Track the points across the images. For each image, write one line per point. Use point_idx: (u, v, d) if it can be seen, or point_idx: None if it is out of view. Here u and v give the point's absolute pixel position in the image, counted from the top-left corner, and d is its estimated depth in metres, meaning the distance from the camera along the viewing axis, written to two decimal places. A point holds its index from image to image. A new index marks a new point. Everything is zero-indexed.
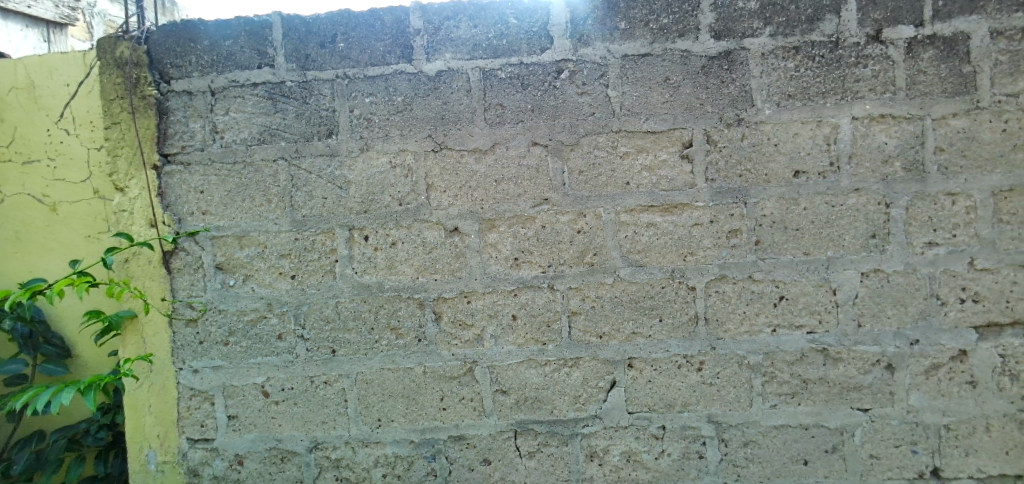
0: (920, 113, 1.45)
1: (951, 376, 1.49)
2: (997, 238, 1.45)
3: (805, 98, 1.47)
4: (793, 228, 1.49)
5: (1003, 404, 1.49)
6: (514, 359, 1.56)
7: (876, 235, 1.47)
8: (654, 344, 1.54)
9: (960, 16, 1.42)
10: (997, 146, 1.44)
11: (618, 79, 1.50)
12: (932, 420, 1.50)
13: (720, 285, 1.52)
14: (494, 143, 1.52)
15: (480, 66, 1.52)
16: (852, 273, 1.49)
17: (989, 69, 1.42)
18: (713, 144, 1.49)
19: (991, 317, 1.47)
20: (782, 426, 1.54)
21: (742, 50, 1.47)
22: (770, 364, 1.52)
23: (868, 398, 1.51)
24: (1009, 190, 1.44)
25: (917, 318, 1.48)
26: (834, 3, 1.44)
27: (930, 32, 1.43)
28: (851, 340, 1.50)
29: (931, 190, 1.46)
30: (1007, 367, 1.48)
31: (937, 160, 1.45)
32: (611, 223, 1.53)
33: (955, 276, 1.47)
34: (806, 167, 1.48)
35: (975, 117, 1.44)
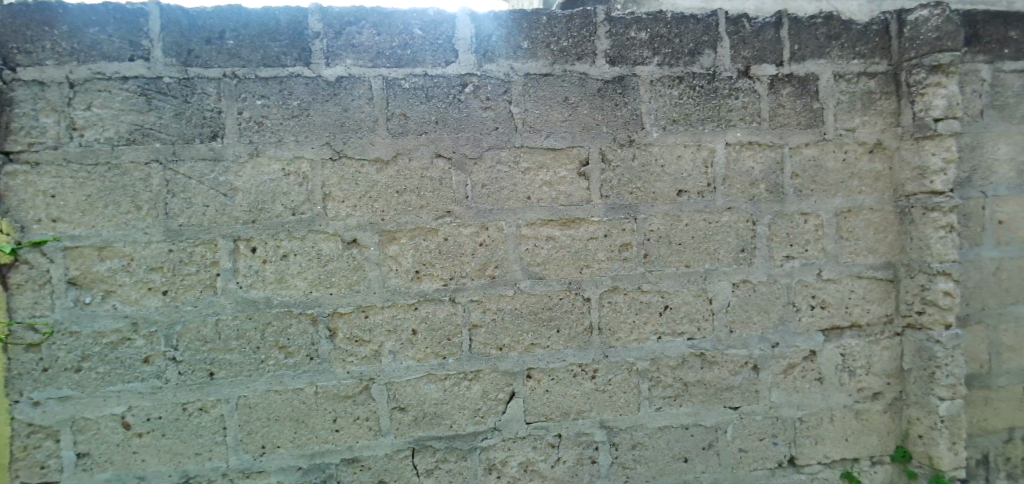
0: (780, 142, 1.64)
1: (805, 374, 1.69)
2: (839, 253, 1.68)
3: (687, 124, 1.60)
4: (676, 243, 1.62)
5: (845, 397, 1.71)
6: (413, 374, 1.53)
7: (745, 249, 1.64)
8: (552, 354, 1.59)
9: (811, 60, 1.63)
10: (839, 173, 1.66)
11: (520, 96, 1.54)
12: (790, 414, 1.69)
13: (613, 296, 1.60)
14: (395, 153, 1.49)
15: (383, 75, 1.48)
16: (726, 284, 1.64)
17: (833, 106, 1.65)
18: (607, 163, 1.58)
19: (836, 321, 1.69)
20: (666, 427, 1.64)
21: (633, 76, 1.58)
22: (656, 369, 1.63)
23: (739, 397, 1.67)
24: (848, 211, 1.67)
25: (778, 323, 1.67)
26: (712, 40, 1.60)
27: (788, 71, 1.63)
28: (724, 345, 1.66)
29: (788, 210, 1.65)
30: (847, 365, 1.70)
31: (793, 184, 1.65)
32: (512, 236, 1.56)
33: (807, 286, 1.67)
34: (687, 187, 1.61)
35: (822, 147, 1.65)
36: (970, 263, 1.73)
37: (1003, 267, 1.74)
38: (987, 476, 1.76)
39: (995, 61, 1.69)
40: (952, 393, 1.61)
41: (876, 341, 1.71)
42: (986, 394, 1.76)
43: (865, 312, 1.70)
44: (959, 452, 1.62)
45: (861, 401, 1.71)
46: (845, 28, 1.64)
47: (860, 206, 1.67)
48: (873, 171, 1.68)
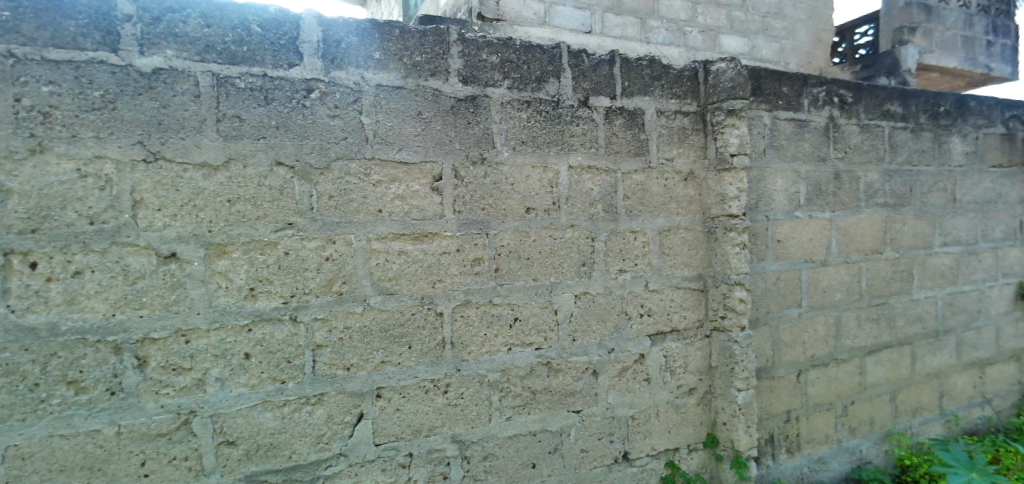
0: (614, 167, 1.82)
1: (635, 376, 1.88)
2: (662, 266, 1.91)
3: (534, 146, 1.70)
4: (525, 257, 1.70)
5: (668, 394, 1.93)
6: (245, 403, 1.38)
7: (585, 263, 1.78)
8: (402, 371, 1.55)
9: (638, 95, 1.85)
10: (661, 197, 1.90)
11: (371, 107, 1.50)
12: (623, 413, 1.86)
13: (464, 310, 1.62)
14: (227, 158, 1.35)
15: (212, 71, 1.34)
16: (568, 296, 1.76)
17: (656, 138, 1.88)
18: (459, 180, 1.61)
19: (659, 327, 1.91)
20: (515, 436, 1.70)
21: (485, 97, 1.64)
22: (506, 380, 1.68)
23: (580, 401, 1.79)
24: (669, 230, 1.91)
25: (613, 330, 1.84)
26: (556, 70, 1.73)
27: (621, 104, 1.82)
28: (568, 353, 1.77)
29: (622, 228, 1.84)
30: (669, 365, 1.93)
31: (625, 205, 1.84)
32: (361, 250, 1.50)
33: (637, 296, 1.87)
34: (535, 204, 1.71)
35: (647, 174, 1.87)
36: (758, 275, 2.09)
37: (780, 278, 2.14)
38: (772, 452, 2.12)
39: (773, 110, 2.08)
40: (747, 384, 1.92)
41: (691, 343, 1.96)
42: (771, 383, 2.13)
43: (682, 318, 1.95)
44: (751, 434, 1.93)
45: (680, 396, 1.95)
46: (664, 71, 1.89)
47: (677, 226, 1.93)
48: (687, 196, 1.95)
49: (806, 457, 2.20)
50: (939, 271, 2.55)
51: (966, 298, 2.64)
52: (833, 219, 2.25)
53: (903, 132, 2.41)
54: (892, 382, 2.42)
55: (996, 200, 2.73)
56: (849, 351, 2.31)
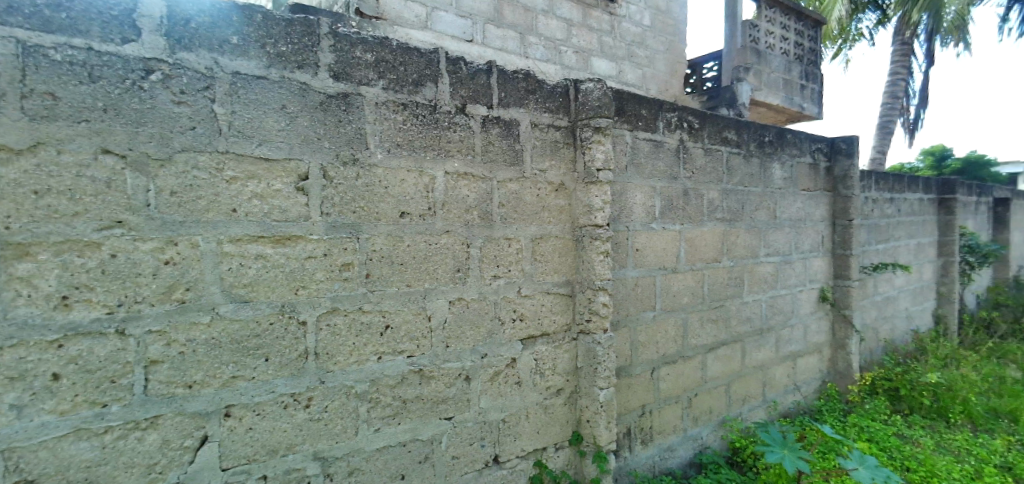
0: (490, 175, 1.85)
1: (507, 380, 1.92)
2: (534, 272, 1.98)
3: (410, 149, 1.67)
4: (398, 263, 1.66)
5: (537, 396, 2.00)
6: (52, 433, 1.16)
7: (460, 269, 1.79)
8: (258, 386, 1.42)
9: (514, 107, 1.90)
10: (534, 206, 1.97)
11: (226, 96, 1.36)
12: (495, 417, 1.89)
13: (331, 318, 1.54)
14: (35, 142, 1.14)
15: (16, 37, 1.12)
16: (442, 302, 1.75)
17: (530, 149, 1.95)
18: (328, 180, 1.52)
19: (530, 331, 1.98)
20: (383, 448, 1.64)
21: (358, 96, 1.57)
22: (375, 390, 1.62)
23: (452, 407, 1.79)
24: (540, 238, 1.99)
25: (486, 336, 1.86)
26: (433, 74, 1.71)
27: (497, 114, 1.86)
28: (440, 360, 1.76)
29: (496, 235, 1.88)
30: (539, 368, 2.01)
31: (500, 213, 1.88)
32: (210, 254, 1.35)
33: (509, 302, 1.92)
34: (409, 209, 1.68)
35: (521, 183, 1.94)
36: (619, 281, 2.26)
37: (638, 284, 2.34)
38: (629, 444, 2.30)
39: (634, 130, 2.27)
40: (608, 383, 2.06)
41: (560, 346, 2.06)
42: (628, 380, 2.31)
43: (552, 322, 2.03)
44: (611, 429, 2.08)
45: (549, 397, 2.04)
46: (538, 86, 1.97)
47: (549, 234, 2.01)
48: (558, 206, 2.04)
49: (658, 447, 2.43)
50: (763, 277, 2.98)
51: (783, 301, 3.11)
52: (682, 231, 2.52)
53: (737, 157, 2.78)
54: (727, 375, 2.77)
55: (805, 218, 3.26)
56: (694, 349, 2.59)
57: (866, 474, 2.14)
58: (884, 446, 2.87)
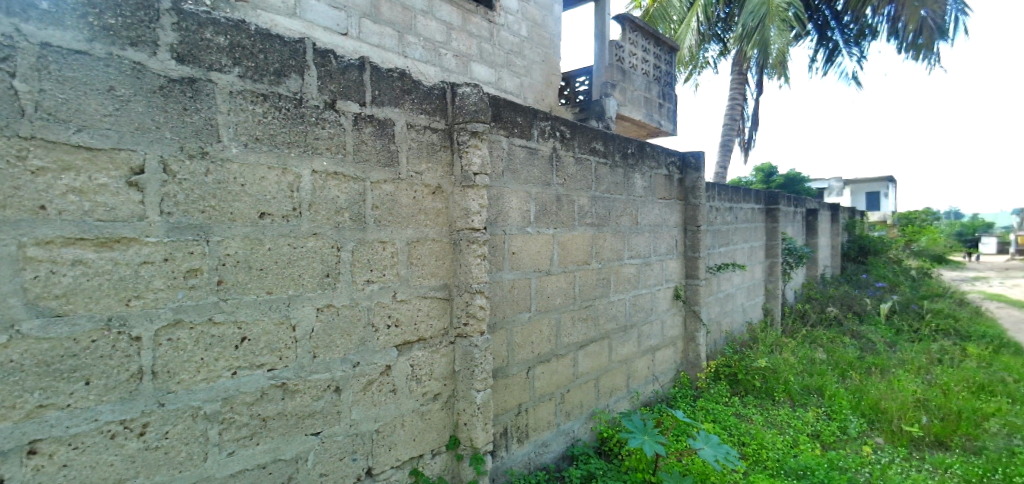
0: (362, 175, 1.77)
1: (381, 388, 1.85)
2: (410, 276, 1.93)
3: (271, 144, 1.54)
4: (257, 268, 1.51)
5: (413, 403, 1.95)
6: None
7: (329, 274, 1.69)
8: (75, 415, 1.21)
9: (389, 106, 1.84)
10: (410, 208, 1.92)
11: (31, 70, 1.15)
12: (367, 429, 1.81)
13: (174, 332, 1.36)
14: None
15: None
16: (309, 309, 1.64)
17: (405, 150, 1.90)
18: (169, 175, 1.34)
19: (406, 337, 1.92)
20: (238, 473, 1.49)
21: (207, 82, 1.41)
22: (228, 410, 1.46)
23: (320, 421, 1.67)
24: (417, 241, 1.95)
25: (358, 344, 1.77)
26: (298, 65, 1.60)
27: (370, 112, 1.79)
28: (306, 371, 1.64)
29: (369, 238, 1.80)
30: (415, 374, 1.96)
31: (373, 215, 1.81)
32: (8, 259, 1.13)
33: (383, 307, 1.85)
34: (270, 209, 1.54)
35: (396, 185, 1.88)
36: (495, 284, 2.30)
37: (514, 286, 2.39)
38: (505, 443, 2.34)
39: (510, 136, 2.33)
40: (484, 385, 2.08)
41: (437, 350, 2.03)
42: (505, 381, 2.36)
43: (428, 327, 2.00)
44: (488, 430, 2.10)
45: (426, 403, 2.00)
46: (414, 86, 1.93)
47: (425, 237, 1.98)
48: (435, 208, 2.01)
49: (533, 443, 2.51)
50: (627, 278, 3.23)
51: (644, 299, 3.39)
52: (555, 235, 2.63)
53: (604, 167, 2.99)
54: (596, 370, 2.94)
55: (661, 224, 3.59)
56: (566, 347, 2.72)
57: (710, 452, 2.41)
58: (724, 425, 3.27)
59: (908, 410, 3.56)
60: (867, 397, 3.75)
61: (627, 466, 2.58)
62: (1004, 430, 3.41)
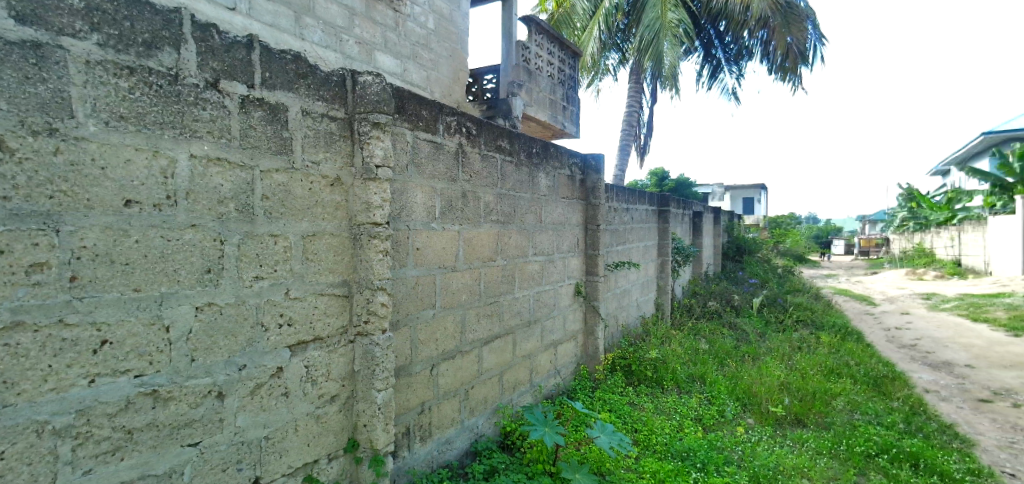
0: (251, 163, 1.64)
1: (271, 392, 1.72)
2: (305, 273, 1.82)
3: (140, 124, 1.38)
4: (122, 263, 1.35)
5: (307, 406, 1.84)
6: None
7: (211, 270, 1.54)
8: None
9: (281, 90, 1.73)
10: (305, 200, 1.81)
11: None
12: (255, 436, 1.68)
13: (12, 336, 1.19)
14: None
15: None
16: (186, 308, 1.49)
17: (300, 138, 1.79)
18: (7, 153, 1.17)
19: (299, 337, 1.81)
20: None
21: (57, 48, 1.25)
22: (84, 423, 1.30)
23: (199, 431, 1.53)
24: (313, 235, 1.84)
25: (245, 345, 1.64)
26: (173, 38, 1.45)
27: (260, 95, 1.66)
28: (183, 377, 1.49)
29: (258, 231, 1.67)
30: (310, 375, 1.85)
31: (263, 206, 1.68)
32: None
33: (274, 305, 1.72)
34: (138, 197, 1.38)
35: (290, 175, 1.76)
36: (399, 280, 2.24)
37: (418, 282, 2.35)
38: (407, 443, 2.29)
39: (414, 130, 2.28)
40: (386, 384, 2.01)
41: (334, 350, 1.93)
42: (407, 379, 2.30)
43: (325, 326, 1.90)
44: (388, 431, 2.02)
45: (322, 406, 1.89)
46: (311, 71, 1.82)
47: (322, 231, 1.87)
48: (334, 201, 1.91)
49: (436, 441, 2.48)
50: (531, 274, 3.30)
51: (547, 295, 3.50)
52: (460, 231, 2.62)
53: (509, 165, 3.03)
54: (500, 365, 2.98)
55: (564, 223, 3.72)
56: (471, 343, 2.73)
57: (606, 440, 2.54)
58: (619, 413, 3.46)
59: (774, 393, 4.01)
60: (741, 382, 4.17)
61: (529, 458, 2.64)
62: (847, 406, 3.96)
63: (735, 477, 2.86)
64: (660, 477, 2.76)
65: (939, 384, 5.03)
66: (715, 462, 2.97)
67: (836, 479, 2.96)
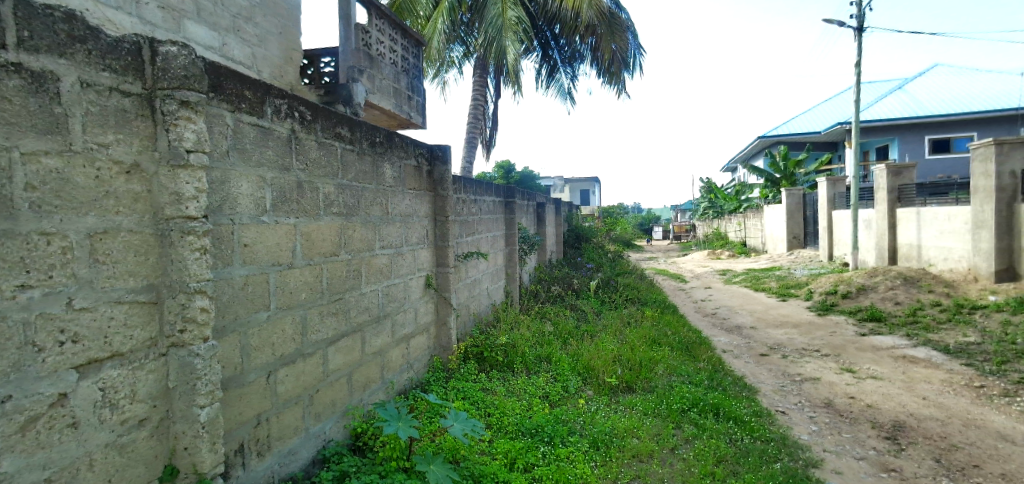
0: (5, 143, 1.32)
1: (52, 425, 1.41)
2: (93, 278, 1.51)
3: None
4: None
5: (105, 436, 1.54)
6: None
7: None
8: None
9: (47, 54, 1.40)
10: (90, 191, 1.51)
11: None
12: (30, 481, 1.36)
13: None
14: None
15: None
16: None
17: (80, 115, 1.48)
18: None
19: (90, 355, 1.50)
20: None
21: None
22: None
23: None
24: (103, 232, 1.53)
25: (8, 372, 1.32)
26: None
27: (16, 59, 1.34)
28: None
29: (20, 229, 1.34)
30: (108, 399, 1.55)
31: (27, 198, 1.36)
32: None
33: (51, 320, 1.41)
34: None
35: (67, 159, 1.45)
36: (222, 281, 1.99)
37: (247, 283, 2.11)
38: (241, 461, 2.06)
39: (235, 111, 2.03)
40: (210, 399, 1.77)
41: (140, 366, 1.64)
42: (238, 391, 2.06)
43: (127, 340, 1.60)
44: (217, 450, 1.78)
45: (126, 433, 1.60)
46: (92, 35, 1.51)
47: (117, 227, 1.57)
48: (131, 192, 1.61)
49: (277, 454, 2.27)
50: (379, 269, 3.18)
51: (397, 288, 3.41)
52: (296, 224, 2.42)
53: (350, 153, 2.87)
54: (348, 365, 2.82)
55: (411, 215, 3.65)
56: (314, 345, 2.54)
57: (459, 428, 2.57)
58: (472, 400, 3.54)
59: (609, 365, 4.45)
60: (581, 359, 4.55)
61: (381, 457, 2.55)
62: (666, 370, 4.55)
63: (577, 446, 3.12)
64: (511, 456, 2.89)
65: (733, 345, 6.07)
66: (560, 434, 3.20)
67: (658, 434, 3.39)
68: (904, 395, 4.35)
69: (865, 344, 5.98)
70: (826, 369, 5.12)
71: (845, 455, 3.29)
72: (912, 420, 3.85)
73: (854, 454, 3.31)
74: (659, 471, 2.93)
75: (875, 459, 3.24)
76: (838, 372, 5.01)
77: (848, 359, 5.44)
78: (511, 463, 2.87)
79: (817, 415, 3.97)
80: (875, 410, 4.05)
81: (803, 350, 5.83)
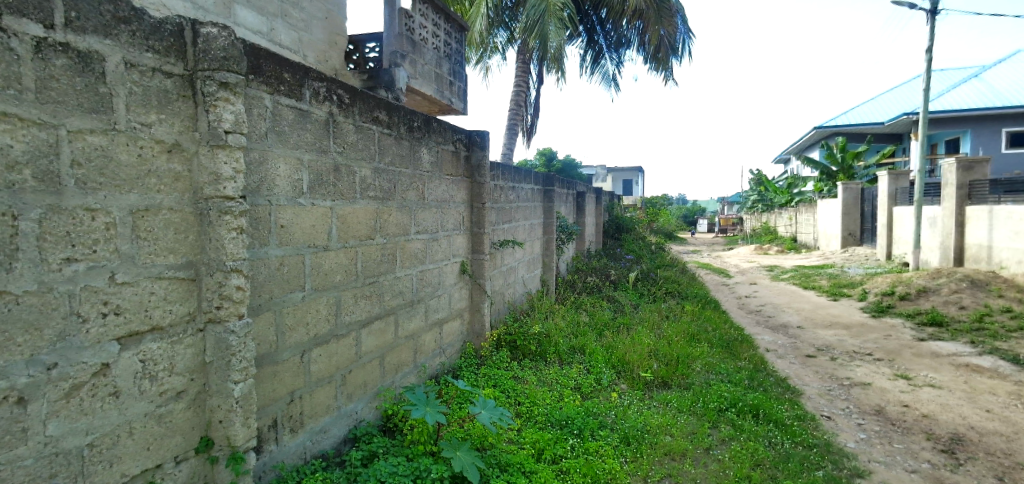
0: (52, 121, 1.37)
1: (94, 393, 1.47)
2: (135, 253, 1.56)
3: None
4: None
5: (144, 406, 1.61)
6: None
7: None
8: None
9: (93, 35, 1.44)
10: (133, 169, 1.55)
11: None
12: (73, 445, 1.43)
13: None
14: None
15: None
16: None
17: (123, 95, 1.52)
18: None
19: (132, 327, 1.56)
20: None
21: None
22: None
23: None
24: (145, 210, 1.58)
25: (54, 341, 1.38)
26: None
27: (63, 39, 1.38)
28: None
29: (66, 204, 1.40)
30: (147, 371, 1.61)
31: (73, 174, 1.41)
32: None
33: (95, 292, 1.46)
34: None
35: (111, 138, 1.49)
36: (258, 261, 2.03)
37: (282, 263, 2.15)
38: (274, 436, 2.12)
39: (274, 93, 2.06)
40: (244, 375, 1.80)
41: (179, 340, 1.69)
42: (272, 368, 2.12)
43: (166, 314, 1.65)
44: (250, 425, 1.83)
45: (164, 404, 1.66)
46: (136, 16, 1.54)
47: (158, 205, 1.62)
48: (172, 171, 1.65)
49: (309, 431, 2.33)
50: (414, 254, 3.19)
51: (431, 274, 3.41)
52: (332, 207, 2.44)
53: (388, 138, 2.87)
54: (381, 347, 2.86)
55: (448, 200, 3.65)
56: (347, 326, 2.57)
57: (487, 415, 2.56)
58: (503, 387, 3.53)
59: (644, 359, 4.35)
60: (615, 351, 4.46)
61: (410, 440, 2.58)
62: (704, 367, 4.41)
63: (607, 440, 3.06)
64: (539, 446, 2.87)
65: (777, 344, 5.83)
66: (590, 427, 3.15)
67: (693, 433, 3.28)
68: (965, 407, 4.05)
69: (924, 350, 5.62)
70: (878, 374, 4.84)
71: (894, 466, 3.10)
72: (973, 433, 3.59)
73: (906, 466, 3.11)
74: (691, 471, 2.84)
75: (929, 473, 3.04)
76: (891, 378, 4.73)
77: (903, 364, 5.12)
78: (540, 453, 2.85)
79: (865, 422, 3.76)
80: (931, 421, 3.79)
81: (853, 353, 5.53)
